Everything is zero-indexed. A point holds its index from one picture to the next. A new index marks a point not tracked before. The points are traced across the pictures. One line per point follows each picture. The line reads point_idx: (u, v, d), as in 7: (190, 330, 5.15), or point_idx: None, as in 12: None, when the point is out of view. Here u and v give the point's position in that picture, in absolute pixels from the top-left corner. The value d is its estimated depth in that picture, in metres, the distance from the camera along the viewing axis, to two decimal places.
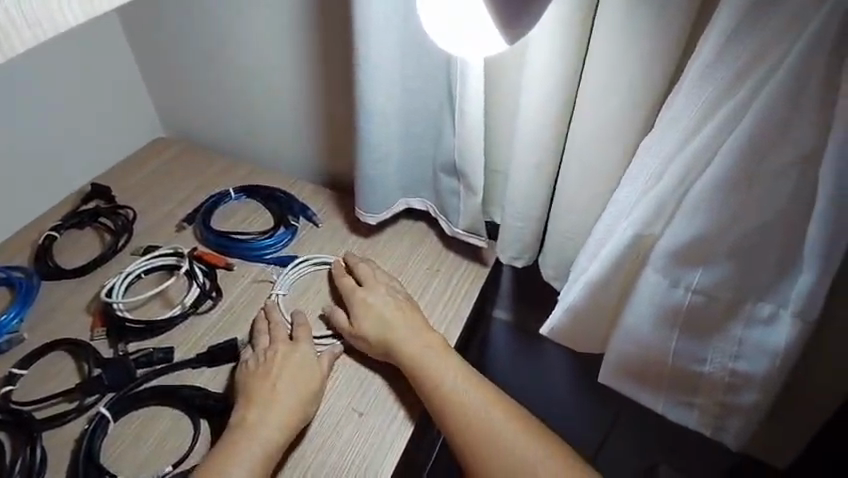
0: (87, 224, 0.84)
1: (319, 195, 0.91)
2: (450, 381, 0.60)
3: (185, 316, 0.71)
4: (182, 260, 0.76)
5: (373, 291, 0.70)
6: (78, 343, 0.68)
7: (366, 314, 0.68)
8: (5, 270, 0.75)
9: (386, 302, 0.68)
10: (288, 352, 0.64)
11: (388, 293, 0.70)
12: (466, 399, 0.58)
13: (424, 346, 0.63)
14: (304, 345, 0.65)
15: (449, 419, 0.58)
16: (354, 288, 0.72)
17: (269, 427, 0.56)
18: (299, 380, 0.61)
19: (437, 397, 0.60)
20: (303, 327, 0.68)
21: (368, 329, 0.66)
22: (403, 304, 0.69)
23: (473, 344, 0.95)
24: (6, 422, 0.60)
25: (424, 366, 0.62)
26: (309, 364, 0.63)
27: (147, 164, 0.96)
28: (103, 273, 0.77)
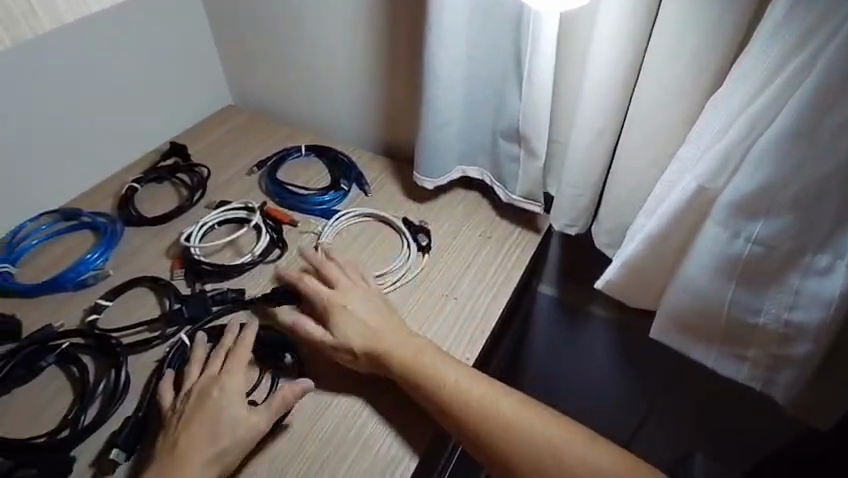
0: (165, 179, 0.91)
1: (377, 164, 0.95)
2: (459, 383, 0.57)
3: (254, 263, 0.76)
4: (252, 214, 0.82)
5: (351, 295, 0.67)
6: (159, 280, 0.74)
7: (342, 327, 0.63)
8: (91, 216, 0.83)
9: (365, 307, 0.65)
10: (210, 388, 0.57)
11: (360, 298, 0.66)
12: (484, 401, 0.56)
13: (422, 351, 0.60)
14: (227, 378, 0.58)
15: (461, 426, 0.55)
16: (326, 296, 0.67)
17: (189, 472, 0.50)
18: (220, 422, 0.53)
19: (446, 401, 0.57)
20: (234, 358, 0.60)
21: (353, 337, 0.62)
22: (381, 312, 0.65)
23: (519, 315, 0.97)
24: (92, 348, 0.66)
25: (420, 370, 0.59)
26: (229, 401, 0.55)
27: (218, 129, 1.03)
28: (180, 222, 0.83)
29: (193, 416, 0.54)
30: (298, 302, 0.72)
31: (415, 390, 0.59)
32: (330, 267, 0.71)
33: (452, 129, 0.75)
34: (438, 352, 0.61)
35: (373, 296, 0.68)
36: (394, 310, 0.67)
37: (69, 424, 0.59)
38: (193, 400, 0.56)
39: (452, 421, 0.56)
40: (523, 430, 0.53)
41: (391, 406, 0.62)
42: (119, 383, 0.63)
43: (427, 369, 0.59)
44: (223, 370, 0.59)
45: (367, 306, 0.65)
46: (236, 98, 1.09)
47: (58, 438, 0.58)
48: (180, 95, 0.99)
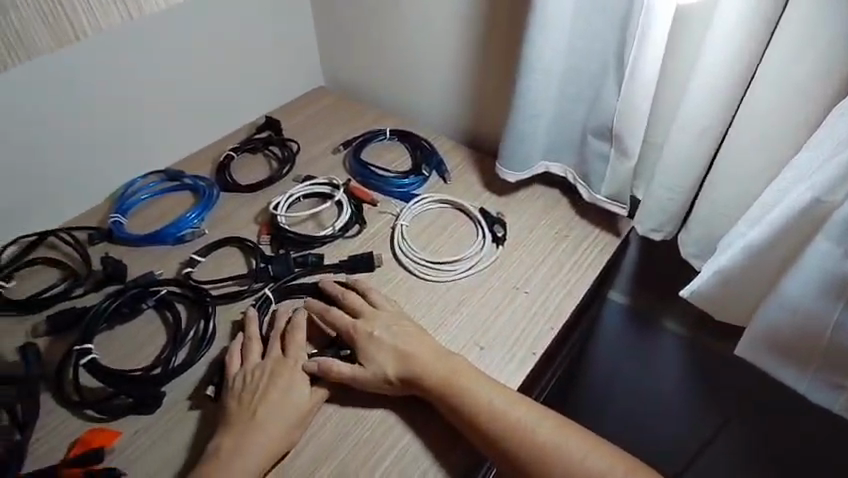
0: (259, 150, 0.96)
1: (459, 153, 0.96)
2: (495, 407, 0.56)
3: (334, 236, 0.80)
4: (336, 190, 0.86)
5: (376, 321, 0.65)
6: (246, 242, 0.79)
7: (371, 354, 0.62)
8: (193, 179, 0.89)
9: (393, 333, 0.63)
10: (281, 372, 0.61)
11: (386, 324, 0.64)
12: (520, 426, 0.55)
13: (458, 370, 0.59)
14: (290, 366, 0.61)
15: (497, 452, 0.55)
16: (350, 327, 0.65)
17: (261, 444, 0.55)
18: (286, 407, 0.58)
19: (480, 423, 0.56)
20: (293, 343, 0.64)
21: (385, 364, 0.61)
22: (410, 335, 0.63)
23: (587, 320, 0.94)
24: (185, 297, 0.72)
25: (453, 390, 0.58)
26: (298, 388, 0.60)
27: (309, 108, 1.07)
28: (269, 192, 0.88)
29: (259, 399, 0.58)
30: (371, 271, 0.76)
31: (450, 411, 0.58)
32: (352, 294, 0.69)
33: (541, 122, 0.75)
34: (473, 373, 0.60)
35: (395, 320, 0.65)
36: (423, 333, 0.65)
37: (162, 362, 0.65)
38: (265, 378, 0.60)
39: (487, 446, 0.55)
40: (560, 457, 0.53)
41: None
42: (207, 330, 0.68)
43: (459, 389, 0.58)
44: (282, 358, 0.63)
45: (398, 334, 0.63)
46: (327, 80, 1.13)
47: (152, 375, 0.63)
48: (278, 73, 1.04)
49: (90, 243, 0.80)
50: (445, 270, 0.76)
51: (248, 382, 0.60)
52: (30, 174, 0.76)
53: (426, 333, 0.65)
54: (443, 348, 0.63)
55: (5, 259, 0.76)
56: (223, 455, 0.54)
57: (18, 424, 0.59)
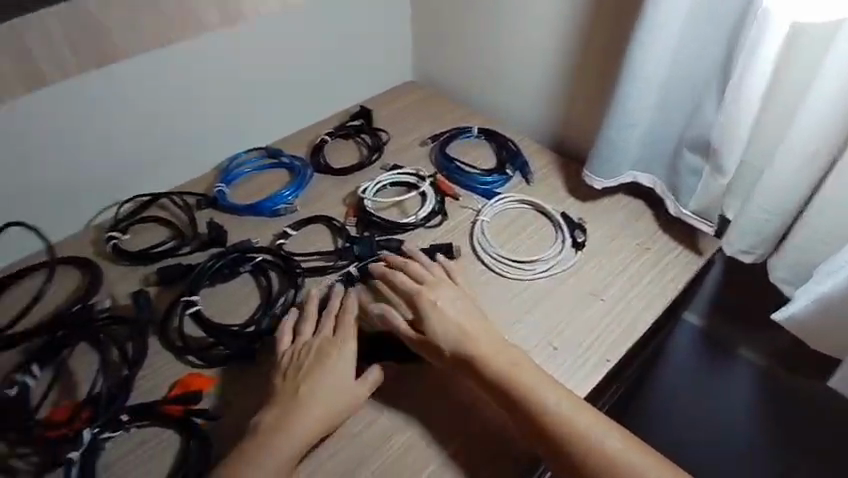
0: (351, 136, 1.02)
1: (543, 156, 0.97)
2: (557, 409, 0.57)
3: (416, 224, 0.83)
4: (421, 181, 0.90)
5: (439, 291, 0.67)
6: (334, 222, 0.84)
7: (431, 331, 0.64)
8: (290, 158, 0.96)
9: (459, 310, 0.65)
10: (328, 352, 0.63)
11: (450, 298, 0.67)
12: (584, 433, 0.56)
13: (518, 367, 0.60)
14: (337, 344, 0.64)
15: (556, 455, 0.56)
16: (416, 292, 0.67)
17: (304, 422, 0.58)
18: (331, 386, 0.60)
19: (541, 424, 0.57)
20: (345, 324, 0.66)
21: (449, 342, 0.63)
22: (470, 322, 0.64)
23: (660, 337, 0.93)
24: (277, 266, 0.77)
25: (518, 388, 0.59)
26: (344, 369, 0.62)
27: (399, 100, 1.11)
28: (358, 177, 0.93)
29: (307, 374, 0.61)
30: (449, 261, 0.78)
31: (509, 407, 0.59)
32: (414, 264, 0.71)
33: (636, 132, 0.74)
34: (539, 372, 0.61)
35: (455, 301, 0.67)
36: (482, 319, 0.66)
37: (254, 323, 0.71)
38: (312, 357, 0.63)
39: (546, 448, 0.56)
40: (625, 470, 0.54)
41: None
42: (296, 298, 0.73)
43: (523, 387, 0.59)
44: (330, 336, 0.65)
45: (462, 312, 0.65)
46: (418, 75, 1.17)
47: (245, 331, 0.69)
48: (374, 66, 1.09)
49: (196, 208, 0.87)
50: (522, 269, 0.77)
51: (297, 358, 0.64)
52: (152, 141, 0.85)
53: (484, 318, 0.66)
54: (502, 339, 0.64)
55: (124, 215, 0.85)
56: (274, 424, 0.57)
57: (129, 362, 0.67)
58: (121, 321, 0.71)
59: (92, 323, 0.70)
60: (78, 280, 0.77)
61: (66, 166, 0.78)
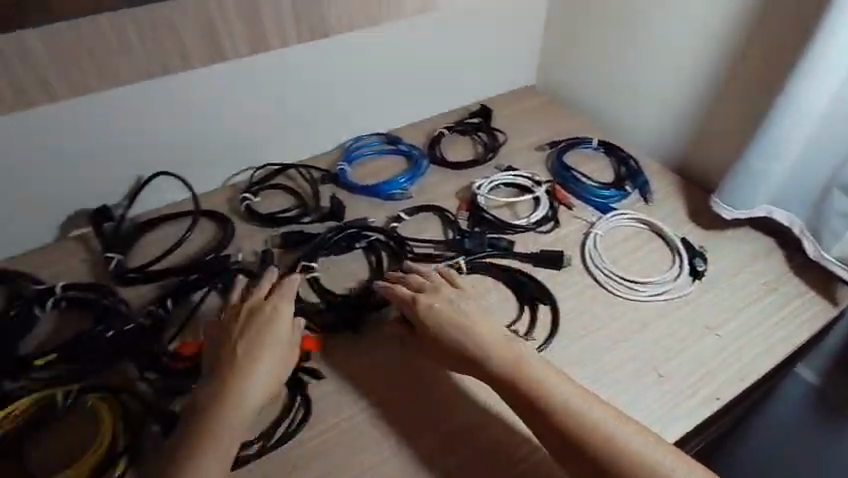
0: (469, 133, 1.03)
1: (666, 177, 0.93)
2: (572, 404, 0.53)
3: (528, 228, 0.83)
4: (537, 186, 0.90)
5: (437, 295, 0.65)
6: (446, 213, 0.86)
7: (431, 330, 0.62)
8: (409, 147, 0.99)
9: (452, 305, 0.63)
10: (263, 318, 0.62)
11: (452, 298, 0.65)
12: (607, 436, 0.51)
13: (521, 363, 0.56)
14: (271, 316, 0.62)
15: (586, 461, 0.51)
16: (413, 297, 0.65)
17: (254, 388, 0.57)
18: (259, 345, 0.60)
19: (560, 425, 0.52)
20: (282, 288, 0.65)
21: (457, 340, 0.60)
22: (457, 314, 0.62)
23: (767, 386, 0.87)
24: (389, 247, 0.81)
25: (527, 385, 0.55)
26: (279, 333, 0.61)
27: (519, 103, 1.11)
28: (473, 174, 0.95)
29: (253, 350, 0.59)
30: (557, 270, 0.78)
31: (525, 408, 0.55)
32: (414, 277, 0.69)
33: (781, 166, 0.71)
34: (550, 367, 0.57)
35: (451, 302, 0.64)
36: (484, 314, 0.63)
37: (362, 297, 0.74)
38: (246, 317, 0.62)
39: (570, 451, 0.52)
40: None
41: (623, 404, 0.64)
42: None
43: (534, 383, 0.55)
44: (264, 307, 0.63)
45: (461, 306, 0.63)
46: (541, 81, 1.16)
47: (355, 304, 0.73)
48: (500, 67, 1.09)
49: (319, 182, 0.93)
50: (633, 288, 0.75)
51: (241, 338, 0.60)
52: (294, 116, 0.92)
53: (486, 314, 0.63)
54: (504, 334, 0.60)
55: (257, 179, 0.92)
56: (218, 400, 0.55)
57: None
58: (246, 275, 0.77)
59: (223, 272, 0.77)
60: (214, 232, 0.85)
61: (221, 129, 0.87)
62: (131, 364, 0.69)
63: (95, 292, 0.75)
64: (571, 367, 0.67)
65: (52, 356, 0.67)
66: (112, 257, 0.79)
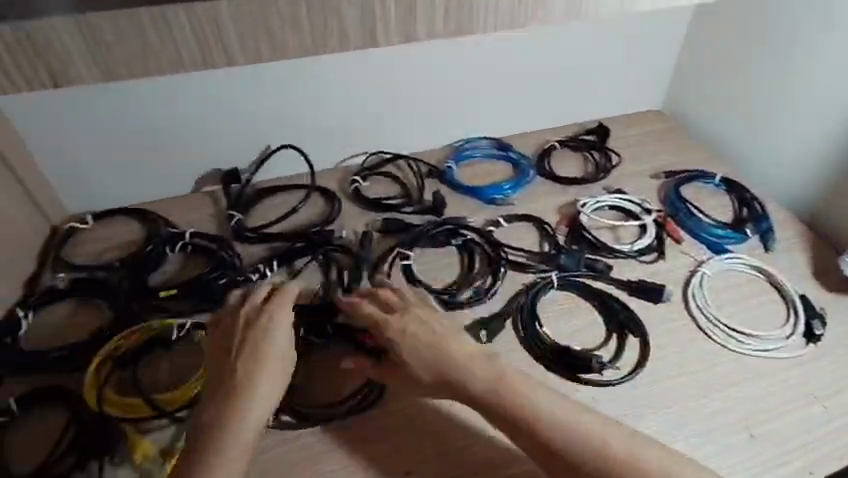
0: (581, 149, 1.01)
1: (794, 227, 0.85)
2: (555, 415, 0.54)
3: (628, 255, 0.80)
4: (645, 214, 0.86)
5: (404, 316, 0.61)
6: (545, 226, 0.85)
7: (405, 360, 0.59)
8: (518, 155, 0.99)
9: (420, 327, 0.60)
10: (258, 330, 0.59)
11: (423, 319, 0.61)
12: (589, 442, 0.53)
13: (501, 382, 0.56)
14: (270, 332, 0.59)
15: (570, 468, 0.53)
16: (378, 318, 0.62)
17: (261, 403, 0.55)
18: (260, 360, 0.57)
19: (541, 439, 0.53)
20: (278, 300, 0.61)
21: (425, 369, 0.58)
22: (432, 334, 0.59)
23: None
24: (482, 248, 0.81)
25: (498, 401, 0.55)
26: (277, 346, 0.58)
27: (640, 126, 1.06)
28: (579, 192, 0.93)
29: (250, 371, 0.56)
30: (654, 304, 0.74)
31: (512, 430, 0.55)
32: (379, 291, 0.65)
33: None
34: (521, 378, 0.57)
35: (424, 323, 0.60)
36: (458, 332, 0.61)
37: (448, 292, 0.75)
38: (243, 330, 0.59)
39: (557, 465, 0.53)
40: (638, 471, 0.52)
41: (705, 455, 0.60)
42: (491, 284, 0.77)
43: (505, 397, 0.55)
44: (261, 322, 0.59)
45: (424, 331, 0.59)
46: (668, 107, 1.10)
47: (439, 297, 0.74)
48: (626, 88, 1.05)
49: (425, 176, 0.96)
50: (735, 338, 0.70)
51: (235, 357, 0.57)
52: (410, 112, 0.96)
53: (462, 328, 0.61)
54: (484, 351, 0.59)
55: (368, 165, 0.97)
56: (217, 419, 0.53)
57: (344, 285, 0.78)
58: (345, 251, 0.82)
59: (325, 244, 0.82)
60: (323, 207, 0.91)
61: (345, 115, 0.92)
62: None
63: (216, 243, 0.84)
64: (653, 404, 0.64)
65: (173, 291, 0.77)
66: (234, 216, 0.88)
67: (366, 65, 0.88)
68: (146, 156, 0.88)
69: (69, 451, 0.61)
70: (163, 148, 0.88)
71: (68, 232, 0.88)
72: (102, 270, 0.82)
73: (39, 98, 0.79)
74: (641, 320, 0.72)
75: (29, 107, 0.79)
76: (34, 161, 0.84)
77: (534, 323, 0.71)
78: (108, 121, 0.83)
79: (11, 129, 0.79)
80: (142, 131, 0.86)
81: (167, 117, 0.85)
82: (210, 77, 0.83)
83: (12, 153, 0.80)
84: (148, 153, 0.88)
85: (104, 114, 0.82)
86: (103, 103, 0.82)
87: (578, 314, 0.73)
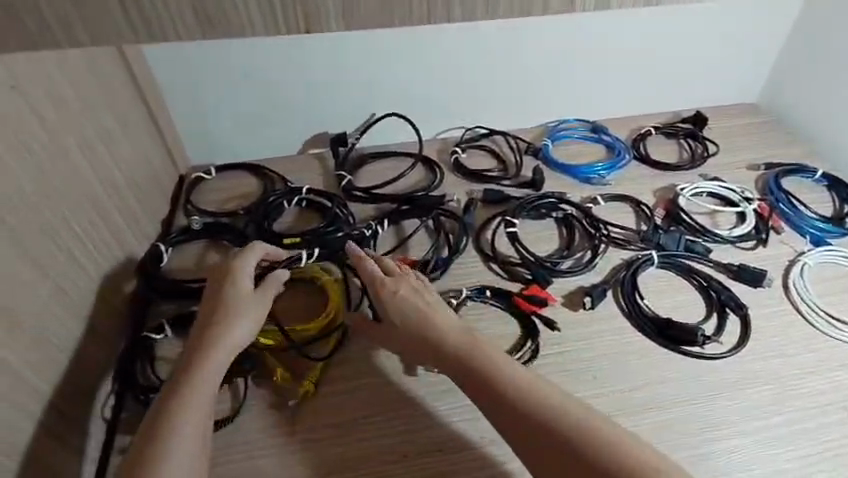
0: (676, 137, 1.03)
1: None
2: (554, 398, 0.53)
3: (727, 240, 0.82)
4: (744, 201, 0.87)
5: (402, 284, 0.67)
6: (643, 207, 0.88)
7: (396, 313, 0.64)
8: (613, 138, 1.02)
9: (414, 292, 0.66)
10: (224, 292, 0.65)
11: (415, 287, 0.67)
12: (568, 416, 0.51)
13: (483, 352, 0.58)
14: (236, 292, 0.65)
15: (567, 449, 0.49)
16: (380, 280, 0.67)
17: (220, 359, 0.58)
18: (226, 317, 0.62)
19: (514, 407, 0.53)
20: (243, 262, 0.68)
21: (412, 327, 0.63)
22: (419, 300, 0.65)
23: None
24: (582, 223, 0.85)
25: (483, 367, 0.57)
26: (240, 305, 0.63)
27: (735, 118, 1.07)
28: (674, 177, 0.95)
29: (222, 314, 0.62)
30: (754, 288, 0.76)
31: (506, 414, 0.54)
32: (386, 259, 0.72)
33: None
34: (504, 358, 0.58)
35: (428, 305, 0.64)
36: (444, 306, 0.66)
37: (551, 260, 0.79)
38: (214, 295, 0.65)
39: (552, 448, 0.50)
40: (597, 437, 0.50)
41: (805, 429, 0.63)
42: (592, 258, 0.80)
43: (494, 367, 0.57)
44: (230, 281, 0.66)
45: (415, 296, 0.65)
46: (765, 100, 1.10)
47: (542, 264, 0.79)
48: (724, 79, 1.06)
49: (522, 152, 1.00)
50: (835, 325, 0.72)
51: (211, 306, 0.64)
52: (510, 89, 1.00)
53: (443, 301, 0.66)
54: (465, 328, 0.62)
55: (467, 138, 1.02)
56: (185, 376, 0.57)
57: (451, 246, 0.83)
58: (452, 216, 0.87)
59: (434, 207, 0.87)
60: (425, 175, 0.96)
61: (449, 86, 0.97)
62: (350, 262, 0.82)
63: (330, 201, 0.90)
64: (754, 379, 0.67)
65: (298, 239, 0.84)
66: (344, 176, 0.94)
67: (472, 43, 0.93)
68: (263, 111, 0.96)
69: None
70: (275, 114, 0.97)
71: (194, 180, 0.96)
72: (227, 217, 0.91)
73: (174, 50, 0.88)
74: (743, 302, 0.74)
75: (168, 59, 0.88)
76: (169, 112, 0.93)
77: (635, 294, 0.75)
78: (233, 75, 0.91)
79: (153, 80, 0.88)
80: (261, 86, 0.93)
81: (286, 76, 0.92)
82: (314, 48, 0.90)
83: (156, 104, 0.89)
84: (264, 108, 0.96)
85: (230, 68, 0.90)
86: (226, 69, 0.91)
87: (678, 291, 0.76)
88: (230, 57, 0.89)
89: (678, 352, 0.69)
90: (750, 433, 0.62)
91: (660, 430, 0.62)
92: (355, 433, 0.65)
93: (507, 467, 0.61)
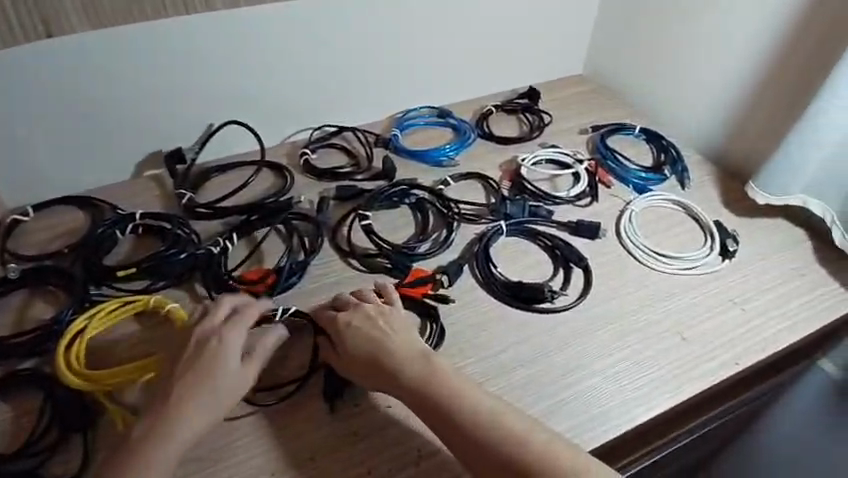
0: (515, 112, 1.08)
1: (702, 167, 0.98)
2: (511, 425, 0.54)
3: (566, 201, 0.88)
4: (577, 164, 0.94)
5: (355, 315, 0.63)
6: (490, 182, 0.92)
7: (348, 344, 0.61)
8: (459, 120, 1.05)
9: (364, 324, 0.62)
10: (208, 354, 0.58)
11: (370, 315, 0.63)
12: (527, 440, 0.53)
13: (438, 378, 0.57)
14: (220, 354, 0.58)
15: (472, 447, 0.53)
16: (334, 315, 0.64)
17: (183, 433, 0.53)
18: (202, 384, 0.56)
19: (473, 435, 0.53)
20: (239, 323, 0.62)
21: (363, 353, 0.60)
22: (372, 327, 0.62)
23: (789, 381, 0.90)
24: (434, 205, 0.86)
25: (440, 391, 0.56)
26: (226, 374, 0.58)
27: (566, 89, 1.16)
28: (518, 149, 1.00)
29: (200, 380, 0.56)
30: (591, 241, 0.82)
31: (469, 449, 0.53)
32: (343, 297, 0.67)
33: (808, 171, 0.79)
34: (468, 385, 0.57)
35: (370, 319, 0.63)
36: (406, 331, 0.62)
37: (407, 246, 0.80)
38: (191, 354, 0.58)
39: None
40: (556, 462, 0.51)
41: (648, 358, 0.68)
42: (448, 236, 0.82)
43: (454, 394, 0.56)
44: (215, 340, 0.59)
45: (366, 326, 0.62)
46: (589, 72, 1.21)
47: (398, 251, 0.79)
48: (550, 54, 1.14)
49: (372, 145, 0.99)
50: (661, 260, 0.80)
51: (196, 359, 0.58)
52: (353, 84, 0.99)
53: (404, 323, 0.63)
54: (421, 349, 0.60)
55: (315, 138, 0.99)
56: (141, 446, 0.51)
57: (307, 249, 0.80)
58: (304, 218, 0.84)
59: (282, 212, 0.84)
60: (275, 181, 0.92)
61: (290, 87, 0.95)
62: (199, 283, 0.77)
63: (169, 223, 0.83)
64: (601, 321, 0.72)
65: (133, 269, 0.76)
66: (184, 194, 0.87)
67: (306, 41, 0.91)
68: (78, 122, 0.83)
69: (50, 428, 0.63)
70: (95, 139, 0.85)
71: (11, 225, 0.83)
72: (50, 259, 0.80)
73: None
74: (583, 255, 0.80)
75: None
76: None
77: (489, 265, 0.77)
78: (33, 99, 0.78)
79: None
80: (68, 93, 0.80)
81: (98, 97, 0.82)
82: (125, 64, 0.81)
83: None
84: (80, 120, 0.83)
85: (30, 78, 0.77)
86: (23, 94, 0.77)
87: (527, 255, 0.80)
88: (23, 64, 0.75)
89: (532, 312, 0.73)
90: (602, 372, 0.67)
91: (523, 388, 0.65)
92: (219, 462, 0.59)
93: (378, 461, 0.60)
